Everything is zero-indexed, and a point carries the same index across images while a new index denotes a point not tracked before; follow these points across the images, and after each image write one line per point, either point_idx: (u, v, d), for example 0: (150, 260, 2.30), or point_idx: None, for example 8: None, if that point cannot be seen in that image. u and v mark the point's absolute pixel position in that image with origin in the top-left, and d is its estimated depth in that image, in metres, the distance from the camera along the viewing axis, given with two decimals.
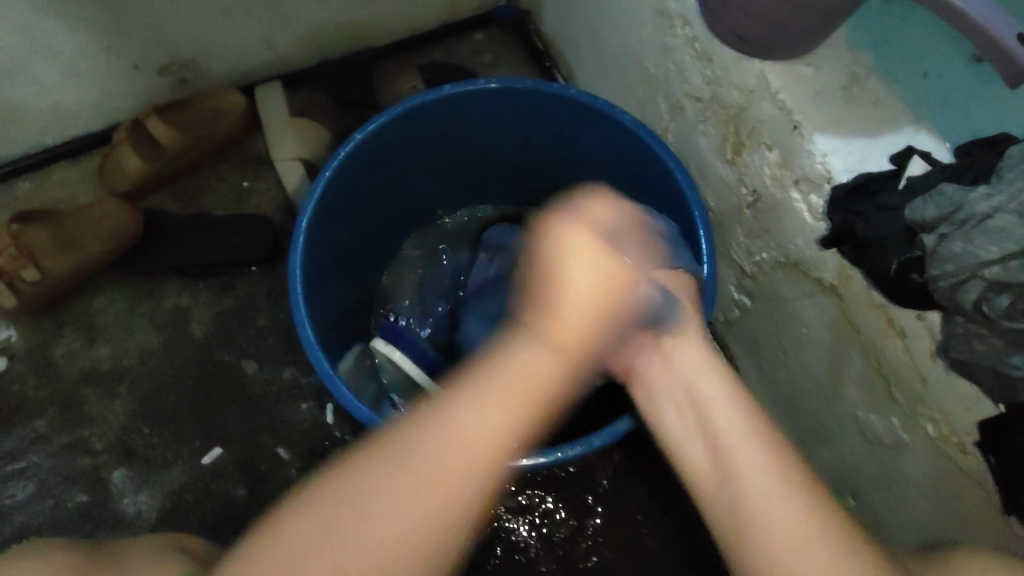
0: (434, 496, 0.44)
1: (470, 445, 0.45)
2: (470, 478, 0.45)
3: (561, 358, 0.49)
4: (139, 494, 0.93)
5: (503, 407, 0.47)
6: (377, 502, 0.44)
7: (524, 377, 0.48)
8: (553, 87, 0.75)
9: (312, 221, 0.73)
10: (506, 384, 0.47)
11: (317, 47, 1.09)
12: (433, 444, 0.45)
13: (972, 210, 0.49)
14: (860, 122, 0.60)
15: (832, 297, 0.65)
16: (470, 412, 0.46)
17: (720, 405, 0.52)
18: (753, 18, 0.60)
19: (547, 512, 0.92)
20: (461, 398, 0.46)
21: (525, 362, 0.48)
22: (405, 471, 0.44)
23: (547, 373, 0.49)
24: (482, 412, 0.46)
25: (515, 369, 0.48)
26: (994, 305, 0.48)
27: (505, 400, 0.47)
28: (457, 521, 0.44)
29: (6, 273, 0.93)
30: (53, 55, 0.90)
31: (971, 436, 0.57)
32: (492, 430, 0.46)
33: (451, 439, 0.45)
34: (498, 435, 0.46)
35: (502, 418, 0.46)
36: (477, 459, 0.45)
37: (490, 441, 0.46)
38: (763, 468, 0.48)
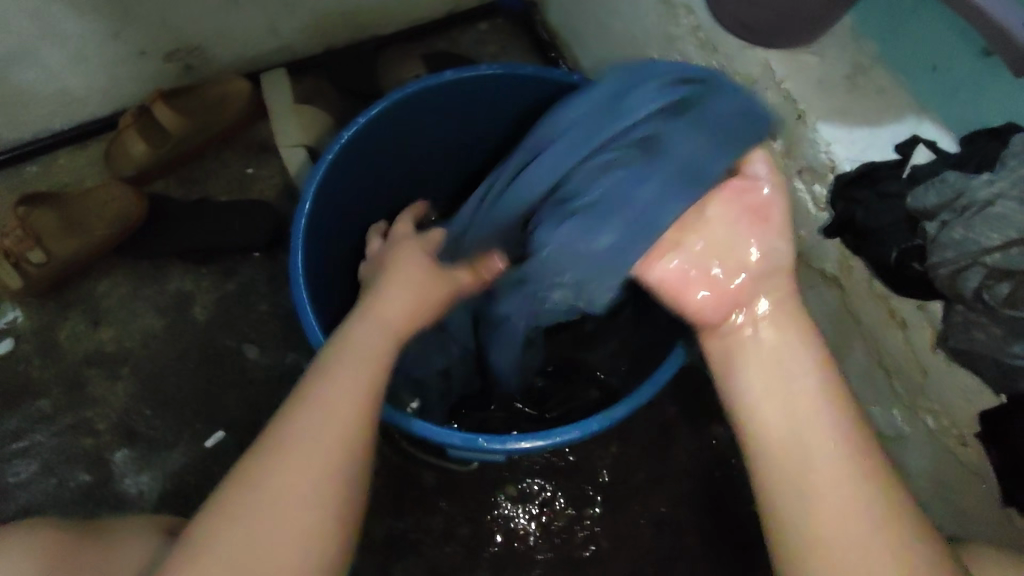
0: (316, 455, 0.50)
1: (327, 412, 0.52)
2: (324, 453, 0.51)
3: (385, 331, 0.60)
4: (141, 475, 0.94)
5: (334, 398, 0.53)
6: (272, 480, 0.49)
7: (364, 351, 0.58)
8: (557, 73, 0.77)
9: (315, 204, 0.73)
10: (348, 372, 0.56)
11: (323, 34, 1.09)
12: (304, 423, 0.52)
13: (974, 196, 0.49)
14: (865, 112, 0.60)
15: (834, 288, 0.65)
16: (320, 416, 0.52)
17: (826, 397, 0.51)
18: (759, 5, 0.59)
19: (546, 501, 0.92)
20: (315, 408, 0.53)
21: (365, 346, 0.58)
22: (249, 493, 0.49)
23: (374, 344, 0.59)
24: (339, 393, 0.54)
25: (354, 351, 0.57)
26: (995, 293, 0.48)
27: (347, 403, 0.54)
28: (330, 502, 0.50)
29: (11, 254, 0.94)
30: (60, 39, 0.91)
31: (971, 428, 0.56)
32: (346, 401, 0.54)
33: (319, 413, 0.52)
34: (347, 422, 0.53)
35: (356, 388, 0.55)
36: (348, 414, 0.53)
37: (349, 399, 0.54)
38: (845, 480, 0.47)
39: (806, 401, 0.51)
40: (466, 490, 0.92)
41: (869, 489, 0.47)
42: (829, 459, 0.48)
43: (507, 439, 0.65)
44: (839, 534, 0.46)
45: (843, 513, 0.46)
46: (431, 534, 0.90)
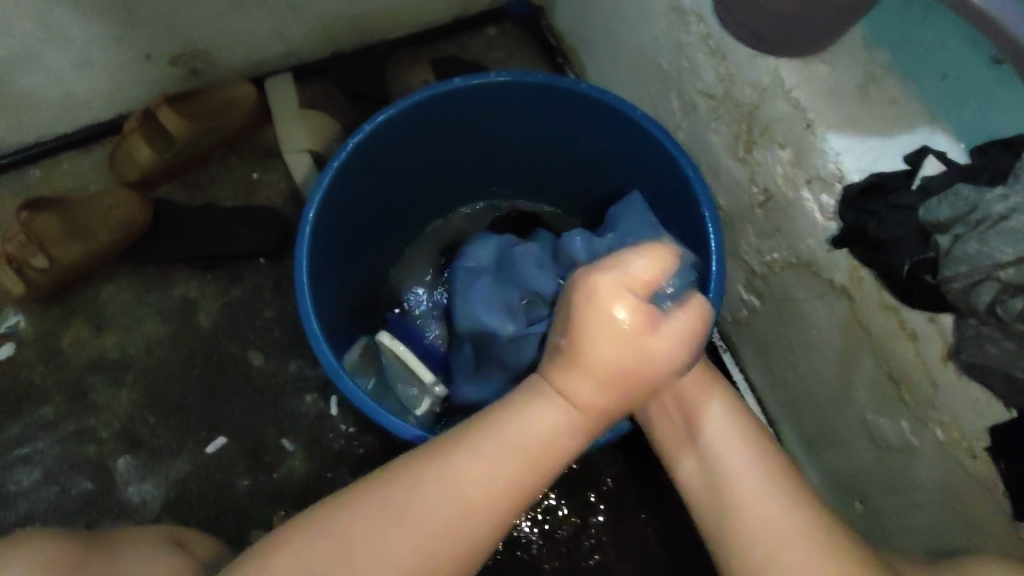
0: (463, 506, 0.49)
1: (506, 466, 0.50)
2: (490, 498, 0.49)
3: (565, 423, 0.50)
4: (144, 483, 0.94)
5: (531, 444, 0.50)
6: (410, 506, 0.49)
7: (543, 441, 0.50)
8: (565, 81, 0.74)
9: (320, 211, 0.72)
10: (517, 432, 0.50)
11: (329, 39, 1.09)
12: (464, 467, 0.50)
13: (987, 210, 0.48)
14: (876, 122, 0.60)
15: (843, 299, 0.65)
16: (484, 470, 0.49)
17: (719, 435, 0.57)
18: (769, 14, 0.59)
19: (549, 509, 0.92)
20: (479, 453, 0.50)
21: (544, 421, 0.50)
22: (406, 502, 0.50)
23: (556, 440, 0.50)
24: (517, 446, 0.50)
25: (522, 433, 0.50)
26: (1009, 307, 0.47)
27: (518, 451, 0.50)
28: (470, 518, 0.49)
29: (16, 260, 0.93)
30: (66, 44, 0.91)
31: (982, 441, 0.56)
32: (523, 456, 0.50)
33: (480, 476, 0.49)
34: (510, 476, 0.50)
35: (500, 471, 0.49)
36: (524, 482, 0.50)
37: (510, 458, 0.50)
38: (759, 494, 0.53)
39: (715, 438, 0.57)
40: None
41: (788, 492, 0.53)
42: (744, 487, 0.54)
43: None
44: (770, 548, 0.51)
45: (780, 533, 0.51)
46: None
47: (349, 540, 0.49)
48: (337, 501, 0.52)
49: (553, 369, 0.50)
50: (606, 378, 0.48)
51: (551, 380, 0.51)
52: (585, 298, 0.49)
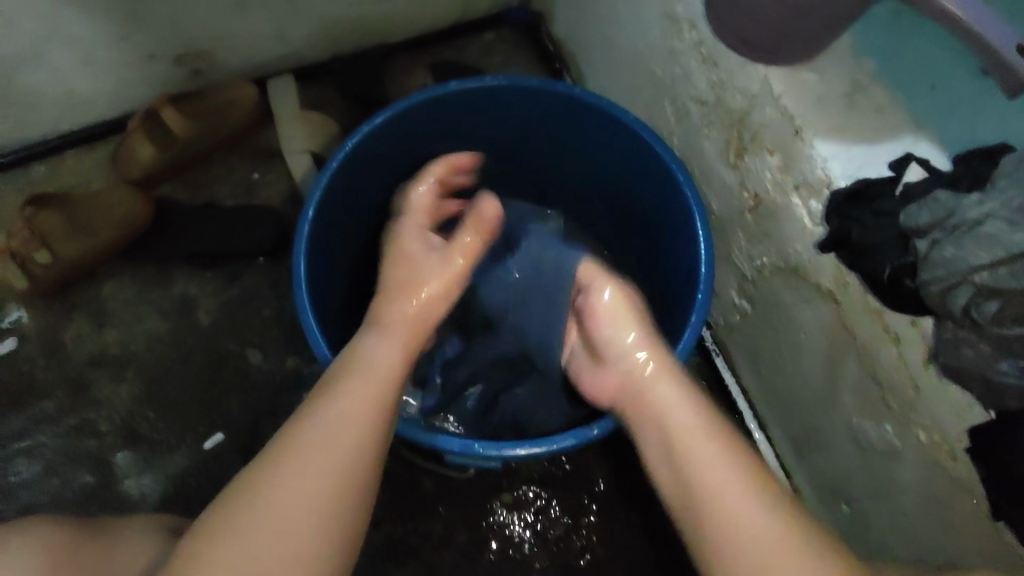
0: (342, 457, 0.51)
1: (365, 396, 0.55)
2: (351, 444, 0.52)
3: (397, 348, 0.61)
4: (143, 477, 0.95)
5: (362, 383, 0.56)
6: (294, 468, 0.50)
7: (377, 361, 0.59)
8: (559, 86, 0.76)
9: (318, 210, 0.73)
10: (373, 374, 0.58)
11: (330, 42, 1.10)
12: (329, 417, 0.53)
13: (962, 216, 0.49)
14: (862, 129, 0.61)
15: (830, 303, 0.66)
16: (348, 432, 0.53)
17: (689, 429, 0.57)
18: (758, 23, 0.60)
19: (542, 508, 0.93)
20: (333, 402, 0.55)
21: (376, 351, 0.60)
22: (300, 466, 0.50)
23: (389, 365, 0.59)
24: (356, 400, 0.55)
25: (370, 361, 0.59)
26: (983, 310, 0.49)
27: (364, 395, 0.56)
28: (352, 470, 0.51)
29: (19, 254, 0.96)
30: (71, 43, 0.92)
31: (961, 443, 0.57)
32: (357, 410, 0.54)
33: (341, 415, 0.53)
34: (364, 418, 0.54)
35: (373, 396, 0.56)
36: (365, 428, 0.54)
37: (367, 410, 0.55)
38: (748, 497, 0.51)
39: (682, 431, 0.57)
40: (463, 497, 0.93)
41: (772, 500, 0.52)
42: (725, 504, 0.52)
43: (502, 445, 0.65)
44: (761, 559, 0.49)
45: (774, 537, 0.49)
46: (428, 539, 0.91)
47: (245, 531, 0.47)
48: (230, 498, 0.49)
49: (378, 311, 0.65)
50: (411, 323, 0.64)
51: (382, 319, 0.64)
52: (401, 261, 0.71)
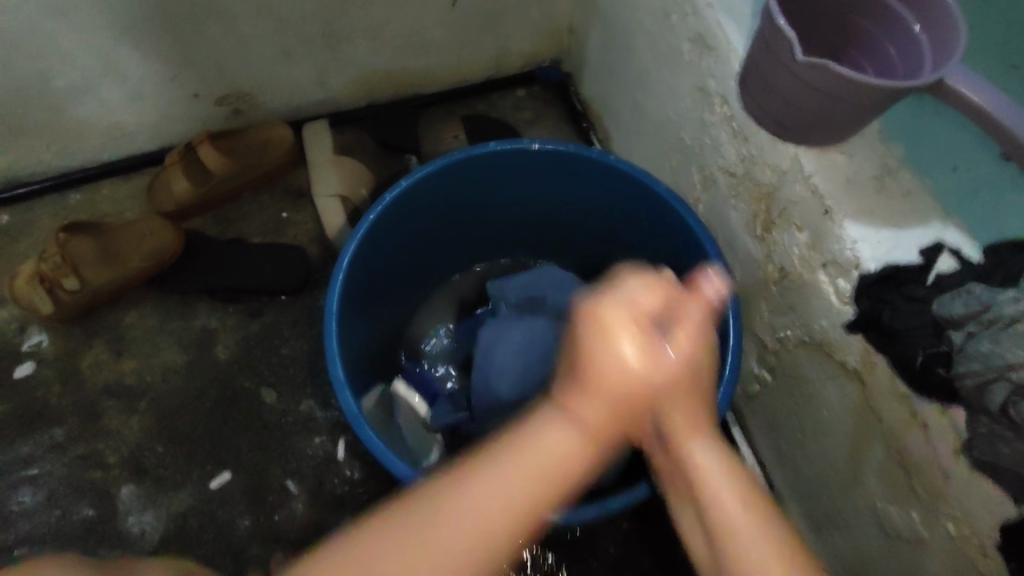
0: (472, 529, 0.43)
1: (514, 485, 0.43)
2: (479, 541, 0.43)
3: (579, 442, 0.44)
4: (145, 514, 0.94)
5: (530, 473, 0.44)
6: (418, 532, 0.43)
7: (552, 462, 0.44)
8: (594, 153, 0.78)
9: (352, 260, 0.75)
10: (530, 464, 0.44)
11: (367, 90, 1.14)
12: (465, 495, 0.43)
13: (1000, 310, 0.49)
14: (890, 214, 0.62)
15: (856, 382, 0.65)
16: (501, 483, 0.44)
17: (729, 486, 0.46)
18: (790, 107, 0.62)
19: (550, 573, 0.91)
20: (491, 469, 0.44)
21: (551, 443, 0.44)
22: (411, 538, 0.43)
23: (565, 459, 0.44)
24: (517, 476, 0.44)
25: (532, 456, 0.44)
26: (1019, 409, 0.48)
27: (525, 487, 0.43)
28: (490, 536, 0.43)
29: (48, 279, 0.96)
30: (121, 79, 0.97)
31: (991, 539, 0.55)
32: (511, 497, 0.43)
33: (471, 507, 0.43)
34: (518, 500, 0.43)
35: (521, 487, 0.43)
36: (506, 524, 0.43)
37: (506, 503, 0.43)
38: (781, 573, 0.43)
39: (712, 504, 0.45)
40: None
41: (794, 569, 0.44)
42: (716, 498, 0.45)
43: None
44: None
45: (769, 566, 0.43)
46: None
47: None
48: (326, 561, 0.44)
49: (569, 390, 0.45)
50: (610, 412, 0.44)
51: (561, 397, 0.45)
52: (589, 314, 0.44)
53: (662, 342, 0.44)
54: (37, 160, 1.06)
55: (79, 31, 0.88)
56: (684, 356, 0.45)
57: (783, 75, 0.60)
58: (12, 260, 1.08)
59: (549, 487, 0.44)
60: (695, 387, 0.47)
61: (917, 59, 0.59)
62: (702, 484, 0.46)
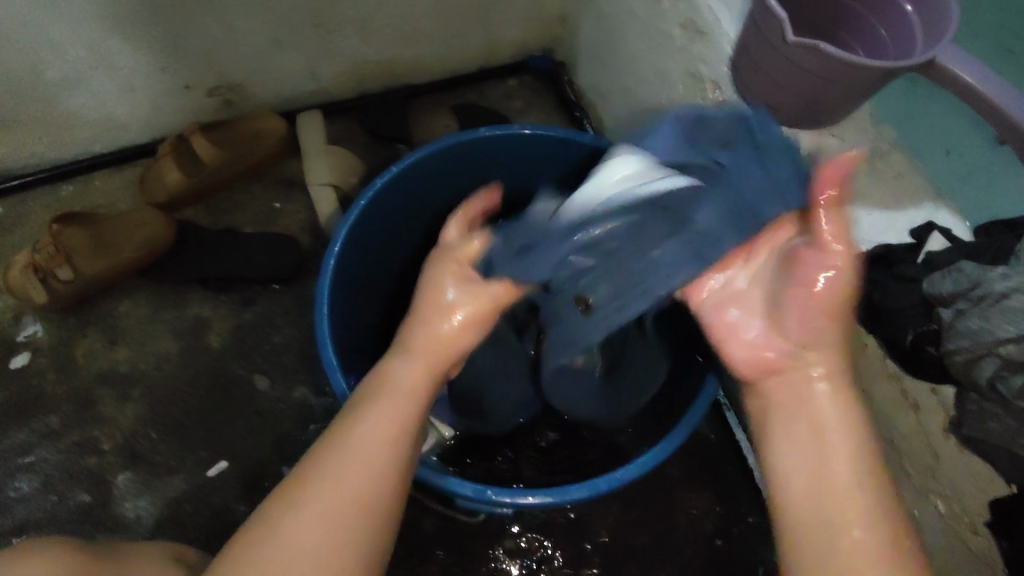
0: (370, 460, 0.58)
1: (388, 419, 0.61)
2: (376, 471, 0.58)
3: (425, 368, 0.65)
4: (140, 499, 0.94)
5: (395, 409, 0.62)
6: (330, 474, 0.57)
7: (406, 388, 0.64)
8: (584, 137, 0.79)
9: (344, 245, 0.75)
10: (394, 399, 0.62)
11: (360, 81, 1.14)
12: (356, 439, 0.59)
13: (989, 288, 0.49)
14: (884, 197, 0.65)
15: (847, 364, 0.66)
16: (379, 421, 0.60)
17: (855, 467, 0.56)
18: (781, 89, 0.62)
19: (545, 558, 0.91)
20: (368, 412, 0.61)
21: (402, 379, 0.64)
22: (319, 478, 0.57)
23: (416, 385, 0.64)
24: (388, 413, 0.61)
25: (393, 390, 0.63)
26: (1008, 384, 0.48)
27: (388, 421, 0.61)
28: (386, 465, 0.59)
29: (41, 269, 0.97)
30: (112, 70, 0.96)
31: (982, 516, 0.56)
32: (386, 435, 0.60)
33: (361, 447, 0.59)
34: (391, 431, 0.60)
35: (395, 420, 0.61)
36: (388, 450, 0.59)
37: (388, 432, 0.60)
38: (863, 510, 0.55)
39: (833, 446, 0.58)
40: (463, 539, 0.91)
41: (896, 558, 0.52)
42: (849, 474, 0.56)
43: (514, 492, 0.65)
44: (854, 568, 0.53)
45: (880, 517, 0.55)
46: None
47: (274, 548, 0.53)
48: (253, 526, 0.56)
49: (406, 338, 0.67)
50: (433, 347, 0.67)
51: (407, 342, 0.67)
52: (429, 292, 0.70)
53: (464, 284, 0.70)
54: (28, 150, 1.05)
55: (69, 22, 0.87)
56: (469, 301, 0.69)
57: (775, 58, 0.60)
58: (3, 251, 1.07)
59: (413, 411, 0.62)
60: (486, 304, 0.69)
61: (908, 38, 0.58)
62: (828, 452, 0.57)
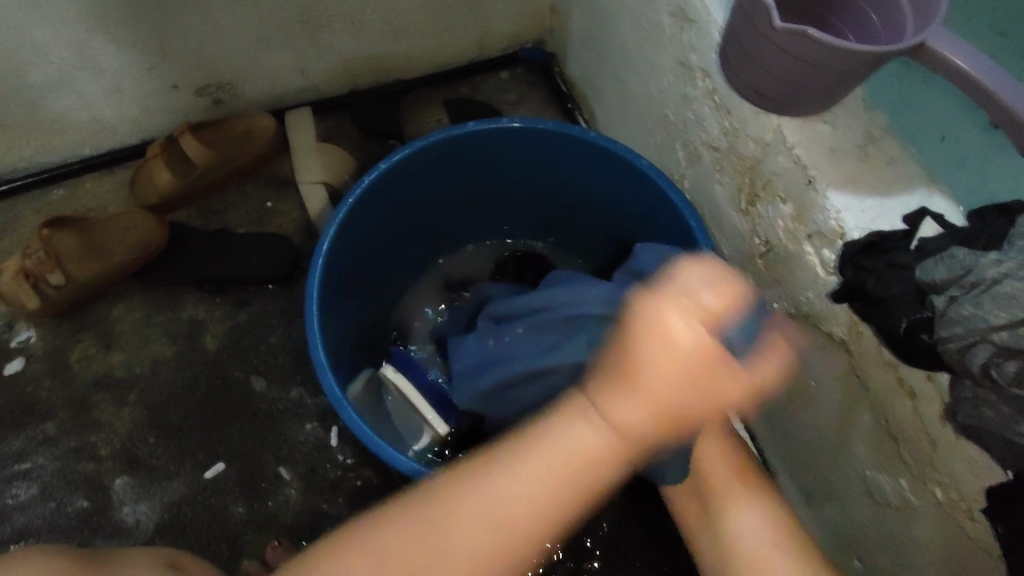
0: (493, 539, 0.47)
1: (549, 490, 0.46)
2: (515, 538, 0.47)
3: (607, 447, 0.45)
4: (140, 504, 0.94)
5: (561, 469, 0.46)
6: (458, 538, 0.47)
7: (576, 456, 0.45)
8: (574, 130, 0.77)
9: (332, 244, 0.74)
10: (551, 464, 0.46)
11: (349, 77, 1.13)
12: (483, 514, 0.47)
13: (981, 274, 0.48)
14: (876, 182, 0.61)
15: (841, 352, 0.65)
16: (529, 491, 0.46)
17: (756, 525, 0.60)
18: (771, 76, 0.61)
19: None
20: (524, 474, 0.46)
21: (574, 442, 0.45)
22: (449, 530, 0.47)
23: (588, 458, 0.45)
24: (541, 484, 0.46)
25: (565, 459, 0.45)
26: (1003, 370, 0.47)
27: (552, 474, 0.46)
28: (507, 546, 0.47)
29: (32, 274, 0.96)
30: (98, 72, 0.95)
31: (977, 502, 0.56)
32: (527, 517, 0.46)
33: (496, 519, 0.47)
34: (545, 507, 0.46)
35: (547, 497, 0.46)
36: (519, 532, 0.47)
37: (537, 520, 0.46)
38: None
39: (743, 519, 0.61)
40: None
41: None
42: (760, 555, 0.58)
43: None
44: None
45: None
46: None
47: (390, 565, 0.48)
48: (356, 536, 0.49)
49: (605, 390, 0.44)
50: (642, 424, 0.43)
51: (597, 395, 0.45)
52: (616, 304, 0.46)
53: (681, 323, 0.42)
54: (17, 155, 1.05)
55: (51, 24, 0.86)
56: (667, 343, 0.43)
57: (765, 45, 0.59)
58: None
59: (575, 497, 0.46)
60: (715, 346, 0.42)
61: (899, 22, 0.58)
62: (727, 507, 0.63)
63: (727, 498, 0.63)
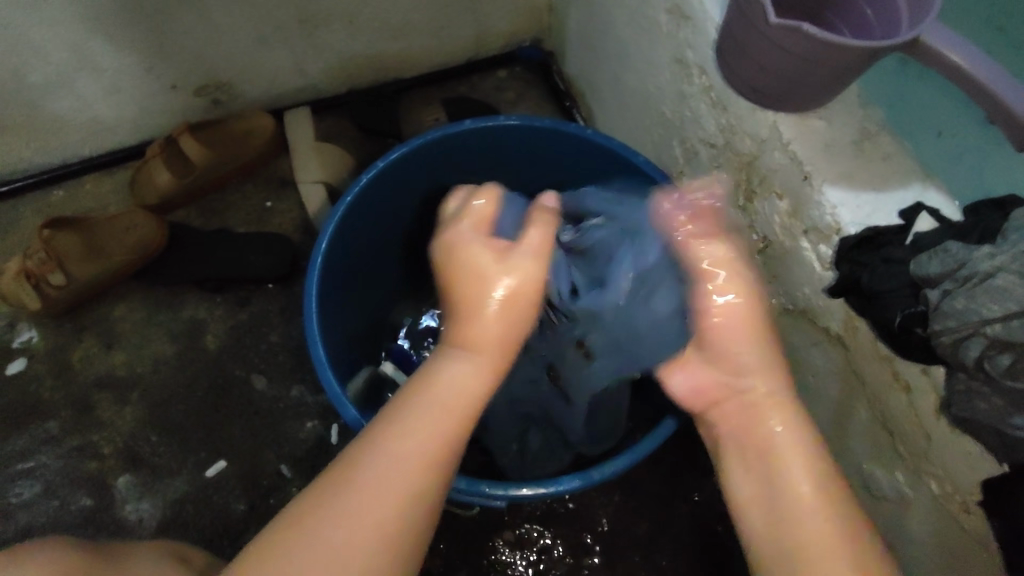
0: (394, 493, 0.46)
1: (426, 430, 0.48)
2: (410, 478, 0.47)
3: (478, 373, 0.51)
4: (142, 502, 0.94)
5: (439, 412, 0.49)
6: (354, 501, 0.46)
7: (454, 395, 0.50)
8: (571, 127, 0.77)
9: (331, 243, 0.74)
10: (432, 408, 0.49)
11: (347, 76, 1.13)
12: (380, 466, 0.47)
13: (974, 267, 0.49)
14: (871, 178, 0.62)
15: (838, 347, 0.66)
16: (416, 434, 0.48)
17: (794, 455, 0.50)
18: (766, 73, 0.61)
19: (544, 548, 0.92)
20: (409, 422, 0.48)
21: (450, 381, 0.50)
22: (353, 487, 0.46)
23: (468, 395, 0.50)
24: (429, 428, 0.48)
25: (438, 395, 0.49)
26: (996, 363, 0.48)
27: (435, 415, 0.49)
28: (401, 505, 0.47)
29: (33, 275, 0.96)
30: (97, 73, 0.96)
31: (973, 495, 0.56)
32: (415, 461, 0.47)
33: (389, 468, 0.47)
34: (426, 453, 0.48)
35: (429, 440, 0.48)
36: (416, 479, 0.47)
37: (427, 455, 0.48)
38: (827, 537, 0.47)
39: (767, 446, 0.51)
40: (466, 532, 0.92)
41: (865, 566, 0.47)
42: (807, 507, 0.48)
43: (508, 484, 0.65)
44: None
45: (826, 545, 0.47)
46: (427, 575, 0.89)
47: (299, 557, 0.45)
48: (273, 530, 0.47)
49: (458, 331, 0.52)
50: (497, 342, 0.51)
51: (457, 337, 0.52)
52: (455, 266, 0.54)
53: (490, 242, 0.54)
54: (17, 157, 1.05)
55: (51, 26, 0.87)
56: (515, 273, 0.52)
57: (760, 42, 0.59)
58: None
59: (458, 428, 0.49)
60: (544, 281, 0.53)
61: (893, 18, 0.58)
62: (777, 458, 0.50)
63: (772, 453, 0.51)
